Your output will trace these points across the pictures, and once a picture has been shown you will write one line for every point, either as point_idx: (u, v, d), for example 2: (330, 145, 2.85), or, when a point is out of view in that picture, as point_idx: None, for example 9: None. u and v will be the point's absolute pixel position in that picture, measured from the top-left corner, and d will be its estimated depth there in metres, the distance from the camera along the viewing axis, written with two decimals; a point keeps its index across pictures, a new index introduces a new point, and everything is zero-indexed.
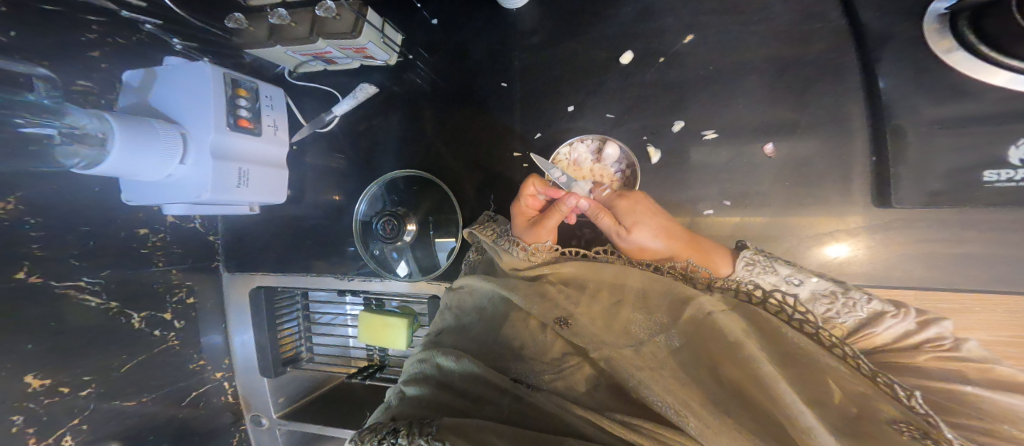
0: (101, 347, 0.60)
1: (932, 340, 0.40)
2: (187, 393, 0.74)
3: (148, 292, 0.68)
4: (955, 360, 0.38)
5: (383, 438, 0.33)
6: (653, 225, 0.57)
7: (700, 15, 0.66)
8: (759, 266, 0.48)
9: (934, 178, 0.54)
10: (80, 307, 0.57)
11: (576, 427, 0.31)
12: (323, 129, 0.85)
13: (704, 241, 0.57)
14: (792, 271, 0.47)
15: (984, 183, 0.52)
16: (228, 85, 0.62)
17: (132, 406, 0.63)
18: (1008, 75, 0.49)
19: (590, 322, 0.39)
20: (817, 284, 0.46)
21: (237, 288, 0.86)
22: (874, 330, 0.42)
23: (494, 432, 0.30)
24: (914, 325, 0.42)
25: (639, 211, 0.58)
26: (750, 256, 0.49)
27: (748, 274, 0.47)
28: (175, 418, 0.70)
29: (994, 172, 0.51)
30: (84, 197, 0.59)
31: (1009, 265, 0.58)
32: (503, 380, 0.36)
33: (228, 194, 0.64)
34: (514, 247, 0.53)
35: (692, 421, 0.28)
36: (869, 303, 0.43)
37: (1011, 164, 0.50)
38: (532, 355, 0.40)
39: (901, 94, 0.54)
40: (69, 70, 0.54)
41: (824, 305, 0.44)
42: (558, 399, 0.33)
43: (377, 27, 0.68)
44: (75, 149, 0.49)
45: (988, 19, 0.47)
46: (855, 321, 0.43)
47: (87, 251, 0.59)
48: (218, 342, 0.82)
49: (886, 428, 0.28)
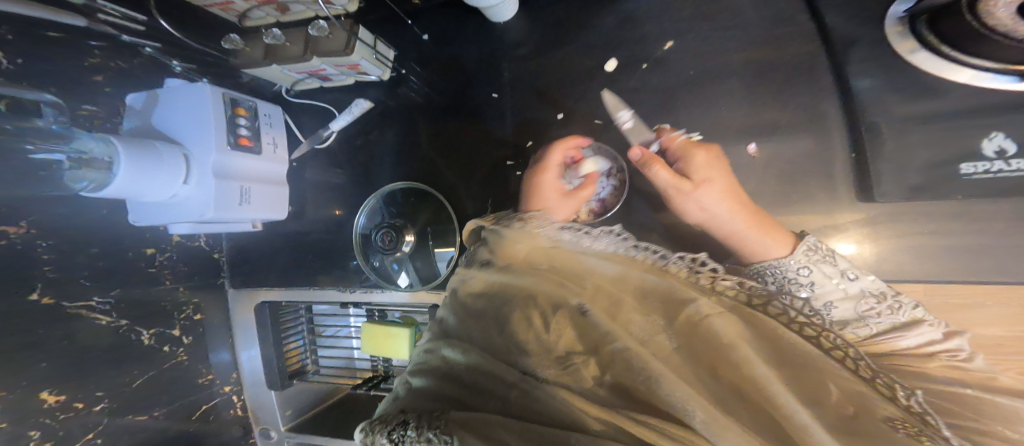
0: (115, 365, 0.61)
1: (950, 350, 0.42)
2: (197, 407, 0.75)
3: (157, 309, 0.69)
4: (965, 370, 0.39)
5: (394, 428, 0.34)
6: (723, 184, 0.59)
7: (680, 21, 0.67)
8: (820, 253, 0.49)
9: (913, 172, 0.54)
10: (91, 326, 0.58)
11: (580, 422, 0.30)
12: (320, 145, 0.86)
13: (769, 218, 0.56)
14: (848, 266, 0.49)
15: (961, 175, 0.52)
16: (228, 105, 0.63)
17: (144, 421, 0.64)
18: (971, 72, 0.49)
19: (595, 318, 0.39)
20: (871, 283, 0.48)
21: (243, 302, 0.87)
22: (902, 336, 0.43)
23: (500, 426, 0.30)
24: (942, 336, 0.43)
25: (713, 167, 0.60)
26: (813, 243, 0.50)
27: (805, 260, 0.49)
28: (185, 432, 0.71)
29: (970, 165, 0.51)
30: (93, 219, 0.60)
31: (1012, 256, 0.57)
32: (510, 373, 0.37)
33: (230, 212, 0.65)
34: (516, 221, 0.56)
35: (699, 416, 0.29)
36: (913, 310, 0.46)
37: (985, 156, 0.50)
38: (533, 350, 0.39)
39: (876, 91, 0.55)
40: (73, 96, 0.56)
41: (873, 304, 0.47)
42: (563, 395, 0.33)
43: (369, 44, 0.69)
44: (82, 173, 0.51)
45: (943, 22, 0.47)
46: (891, 323, 0.45)
47: (99, 271, 0.61)
48: (226, 358, 0.83)
49: (882, 426, 0.29)
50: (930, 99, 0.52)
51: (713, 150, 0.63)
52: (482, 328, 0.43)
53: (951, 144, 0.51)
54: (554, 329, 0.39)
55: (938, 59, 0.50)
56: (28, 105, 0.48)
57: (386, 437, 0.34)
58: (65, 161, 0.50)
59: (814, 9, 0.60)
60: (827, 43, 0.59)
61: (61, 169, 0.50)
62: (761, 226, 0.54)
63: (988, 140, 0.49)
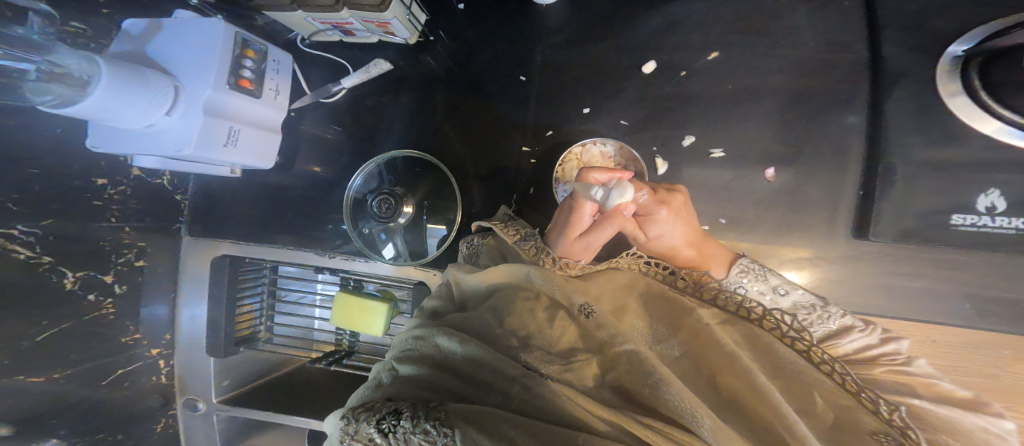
0: (18, 307, 0.50)
1: (889, 354, 0.45)
2: (111, 371, 0.63)
3: (87, 250, 0.60)
4: (907, 375, 0.43)
5: (382, 418, 0.33)
6: (678, 234, 0.59)
7: (727, 35, 0.71)
8: (752, 274, 0.54)
9: (908, 218, 0.60)
10: (6, 257, 0.49)
11: (583, 421, 0.30)
12: (327, 99, 0.82)
13: (714, 243, 0.62)
14: (780, 282, 0.53)
15: (951, 225, 0.58)
16: (237, 45, 0.59)
17: (36, 385, 0.52)
18: (996, 125, 0.55)
19: (609, 315, 0.42)
20: (802, 297, 0.51)
21: (196, 254, 0.79)
22: (839, 341, 0.47)
23: (505, 421, 0.30)
24: (877, 340, 0.46)
25: (672, 221, 0.59)
26: (745, 264, 0.55)
27: (738, 279, 0.54)
28: (86, 400, 0.59)
29: (962, 216, 0.57)
30: (46, 138, 0.53)
31: (965, 303, 0.64)
32: (513, 367, 0.35)
33: (211, 151, 0.60)
34: (541, 253, 0.51)
35: (705, 421, 0.30)
36: (841, 318, 0.48)
37: (976, 210, 0.57)
38: (539, 345, 0.38)
39: (900, 130, 0.61)
40: (64, 8, 0.50)
41: (805, 314, 0.49)
42: (561, 388, 0.33)
43: (404, 4, 0.67)
44: (48, 86, 0.44)
45: (996, 67, 0.52)
46: (826, 331, 0.48)
47: (32, 196, 0.52)
48: (162, 314, 0.74)
49: (863, 439, 0.33)
50: (936, 151, 0.58)
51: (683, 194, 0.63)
52: (482, 320, 0.42)
53: (948, 199, 0.58)
54: (556, 325, 0.40)
55: (973, 105, 0.56)
56: (8, 12, 0.43)
57: (374, 426, 0.33)
58: (33, 71, 0.44)
59: (871, 41, 0.64)
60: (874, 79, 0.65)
61: (24, 78, 0.44)
62: (704, 249, 0.59)
63: (984, 195, 0.56)
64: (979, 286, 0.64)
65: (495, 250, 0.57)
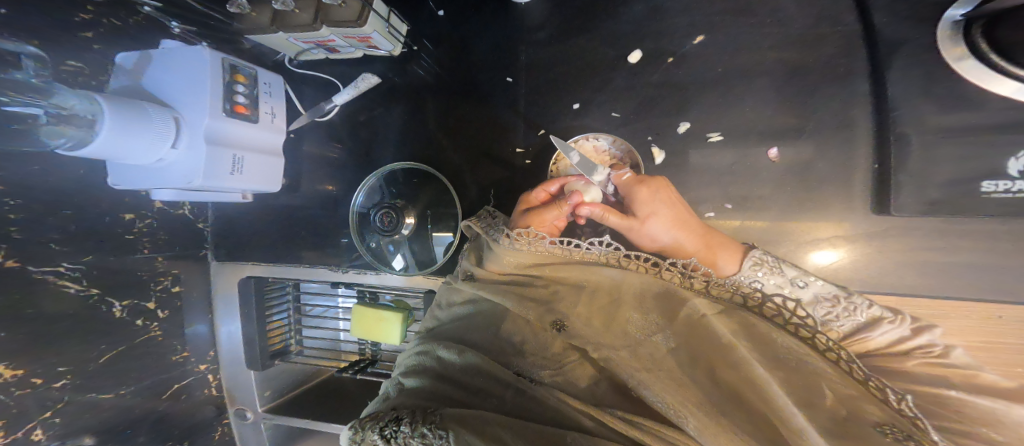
0: (76, 337, 0.54)
1: (924, 348, 0.42)
2: (169, 385, 0.68)
3: (131, 279, 0.64)
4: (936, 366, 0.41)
5: (384, 425, 0.34)
6: (671, 219, 0.56)
7: (712, 16, 0.67)
8: (767, 266, 0.48)
9: (934, 186, 0.56)
10: (58, 294, 0.52)
11: (575, 420, 0.32)
12: (322, 118, 0.83)
13: (716, 235, 0.55)
14: (796, 273, 0.48)
15: (983, 193, 0.54)
16: (227, 71, 0.60)
17: (108, 399, 0.58)
18: (1015, 85, 0.50)
19: (587, 324, 0.40)
20: (822, 288, 0.48)
21: (225, 277, 0.82)
22: (871, 335, 0.44)
23: (501, 425, 0.31)
24: (909, 332, 0.44)
25: (657, 201, 0.57)
26: (759, 256, 0.49)
27: (753, 274, 0.47)
28: (152, 411, 0.64)
29: (993, 183, 0.53)
30: (71, 179, 0.55)
31: (1001, 274, 0.60)
32: (506, 373, 0.37)
33: (221, 182, 0.62)
34: (502, 237, 0.50)
35: (692, 420, 0.30)
36: (868, 309, 0.46)
37: (1008, 175, 0.52)
38: (531, 350, 0.40)
39: (911, 95, 0.56)
40: (59, 49, 0.51)
41: (827, 307, 0.46)
42: (558, 393, 0.35)
43: (382, 17, 0.67)
44: (61, 129, 0.46)
45: (1002, 25, 0.48)
46: (852, 325, 0.45)
47: (69, 235, 0.55)
48: (203, 332, 0.77)
49: (869, 431, 0.30)
50: (960, 111, 0.54)
51: (657, 181, 0.60)
52: (492, 329, 0.44)
53: (977, 163, 0.53)
54: (551, 329, 0.41)
55: (982, 67, 0.52)
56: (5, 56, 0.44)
57: (377, 433, 0.34)
58: (44, 116, 0.46)
59: (863, 7, 0.60)
60: (870, 48, 0.61)
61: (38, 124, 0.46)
62: (709, 242, 0.54)
63: (1016, 159, 0.51)
64: (1016, 256, 0.59)
65: (476, 256, 0.54)
